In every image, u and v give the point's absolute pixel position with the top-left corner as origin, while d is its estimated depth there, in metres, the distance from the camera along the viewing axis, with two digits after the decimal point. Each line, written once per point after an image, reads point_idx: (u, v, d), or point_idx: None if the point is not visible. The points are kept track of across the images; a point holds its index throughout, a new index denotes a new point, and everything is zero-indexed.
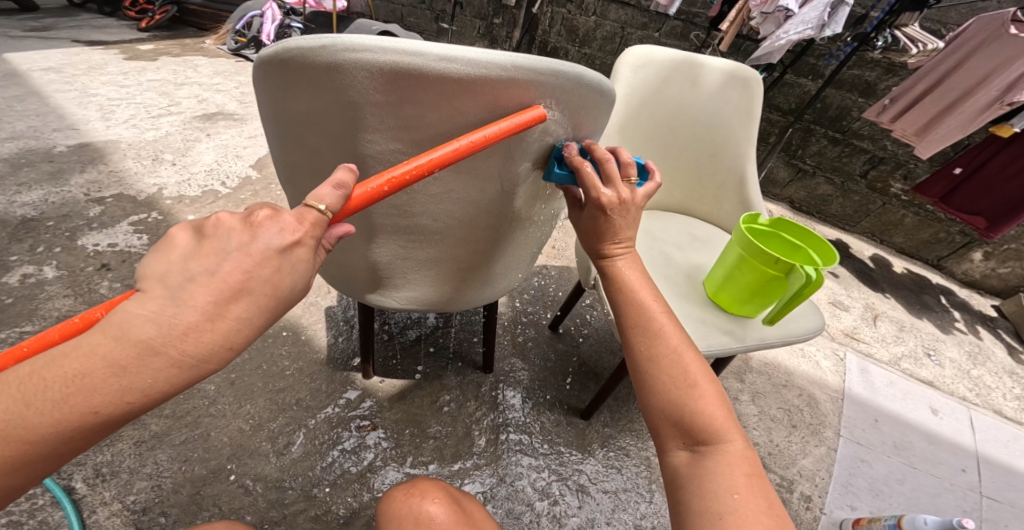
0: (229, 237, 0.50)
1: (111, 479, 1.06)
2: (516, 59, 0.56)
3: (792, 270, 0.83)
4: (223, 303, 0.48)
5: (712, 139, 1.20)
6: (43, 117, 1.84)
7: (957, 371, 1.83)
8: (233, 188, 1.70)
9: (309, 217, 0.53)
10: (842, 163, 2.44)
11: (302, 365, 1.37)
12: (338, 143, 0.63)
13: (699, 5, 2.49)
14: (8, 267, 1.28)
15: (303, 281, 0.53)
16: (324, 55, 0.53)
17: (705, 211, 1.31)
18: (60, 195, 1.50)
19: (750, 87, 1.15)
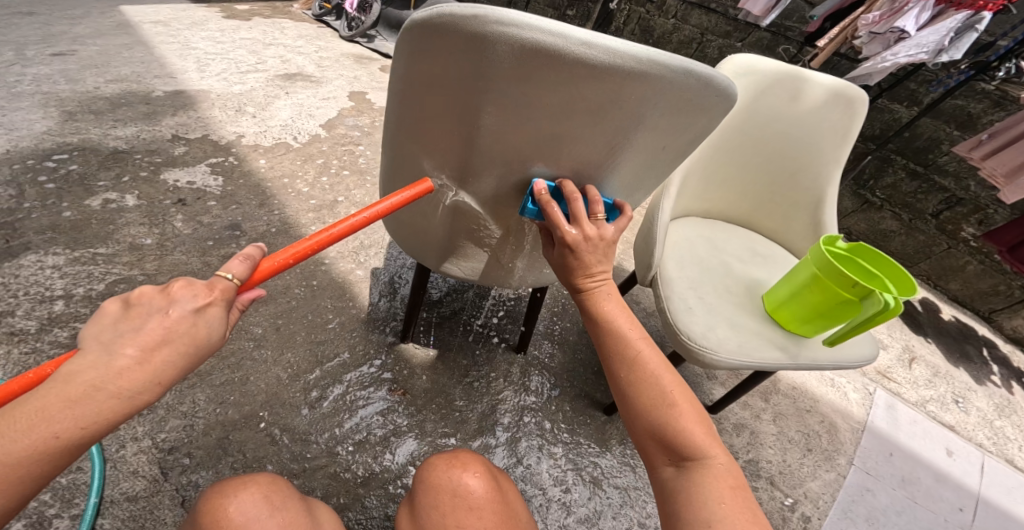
0: (150, 305, 0.55)
1: (147, 415, 1.13)
2: (653, 53, 0.56)
3: (869, 297, 0.79)
4: (147, 353, 0.53)
5: (798, 158, 1.17)
6: (147, 65, 1.98)
7: (980, 420, 1.72)
8: (303, 143, 1.79)
9: (221, 284, 0.60)
10: (915, 200, 2.31)
11: (345, 320, 1.43)
12: (454, 111, 0.64)
13: (795, 19, 2.35)
14: (94, 192, 1.39)
15: (219, 334, 0.59)
16: (472, 24, 0.54)
17: (770, 228, 1.29)
18: (151, 133, 1.62)
19: (853, 110, 1.10)
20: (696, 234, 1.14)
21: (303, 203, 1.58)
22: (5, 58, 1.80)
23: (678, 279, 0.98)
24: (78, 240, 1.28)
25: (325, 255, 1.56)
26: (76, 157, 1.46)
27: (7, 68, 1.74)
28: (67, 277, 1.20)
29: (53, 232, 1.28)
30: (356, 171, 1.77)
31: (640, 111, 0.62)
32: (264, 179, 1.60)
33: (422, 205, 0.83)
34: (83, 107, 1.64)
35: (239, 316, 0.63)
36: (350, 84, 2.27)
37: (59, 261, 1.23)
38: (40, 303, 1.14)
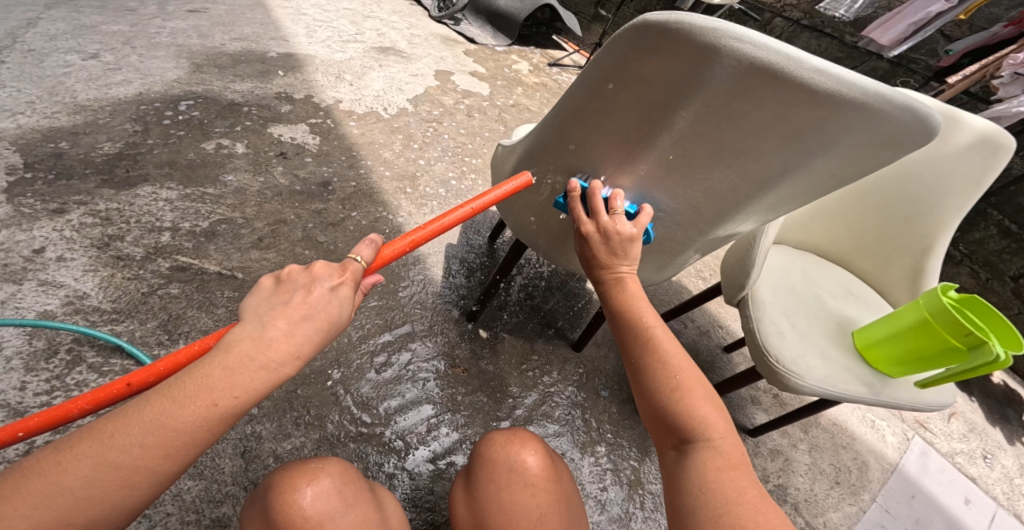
0: (296, 279, 0.62)
1: None
2: (881, 90, 0.56)
3: (979, 347, 0.81)
4: (293, 324, 0.58)
5: (918, 202, 1.14)
6: (265, 26, 2.08)
7: (1002, 477, 1.64)
8: (392, 115, 1.86)
9: (350, 266, 0.67)
10: (999, 260, 2.21)
11: (415, 292, 1.48)
12: (646, 111, 0.66)
13: (924, 51, 2.27)
14: (209, 136, 1.50)
15: (348, 312, 0.64)
16: (709, 34, 0.55)
17: (864, 267, 1.27)
18: (264, 90, 1.71)
19: (995, 158, 1.03)
20: (791, 262, 1.14)
21: (387, 171, 1.65)
22: (148, 10, 1.93)
23: (770, 304, 0.99)
24: (190, 178, 1.39)
25: None
26: (197, 104, 1.57)
27: (150, 20, 1.87)
28: (176, 211, 1.31)
29: (170, 167, 1.39)
30: (438, 150, 1.82)
31: (833, 142, 0.63)
32: (355, 143, 1.68)
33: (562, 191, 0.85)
34: (209, 60, 1.75)
35: (362, 298, 0.70)
36: (438, 64, 2.33)
37: (171, 195, 1.33)
38: (147, 234, 1.24)
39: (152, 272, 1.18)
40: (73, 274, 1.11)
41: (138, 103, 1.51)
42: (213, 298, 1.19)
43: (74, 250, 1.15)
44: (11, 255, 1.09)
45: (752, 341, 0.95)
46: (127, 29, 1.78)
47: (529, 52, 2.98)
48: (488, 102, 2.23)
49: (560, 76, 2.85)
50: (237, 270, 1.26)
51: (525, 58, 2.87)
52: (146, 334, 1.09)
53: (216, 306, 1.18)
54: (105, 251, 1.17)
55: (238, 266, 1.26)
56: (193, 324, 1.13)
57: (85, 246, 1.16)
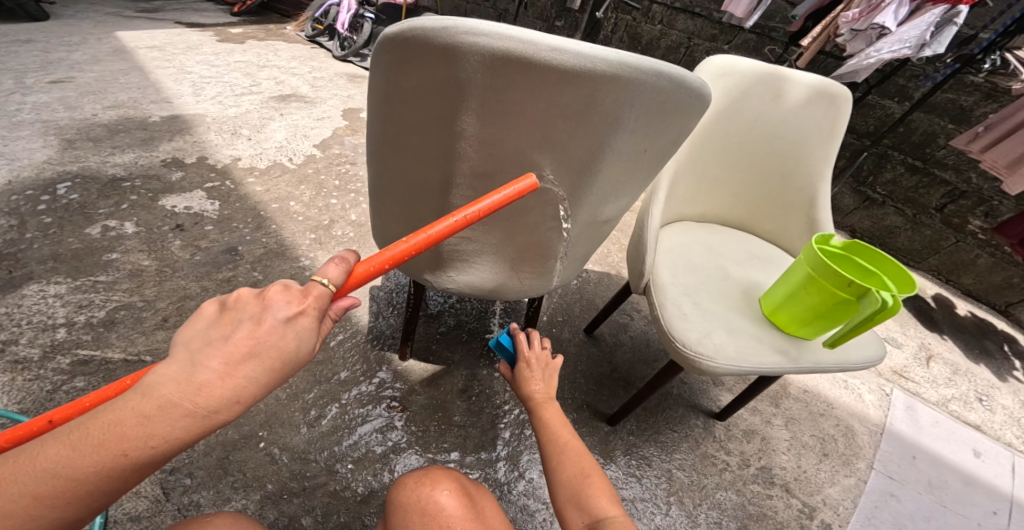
0: (244, 307, 0.54)
1: None
2: (627, 58, 0.58)
3: (866, 294, 0.82)
4: (233, 367, 0.51)
5: (788, 158, 1.21)
6: (142, 90, 2.14)
7: (1008, 418, 1.68)
8: (298, 164, 1.84)
9: (315, 290, 0.58)
10: (918, 194, 2.34)
11: (343, 340, 1.42)
12: (434, 125, 0.66)
13: (778, 19, 2.32)
14: (93, 220, 1.44)
15: (307, 348, 0.56)
16: (445, 34, 0.57)
17: (764, 229, 1.32)
18: (148, 160, 1.73)
19: (837, 105, 1.15)
20: (689, 242, 1.18)
21: (297, 223, 1.60)
22: (6, 86, 1.97)
23: (670, 286, 1.02)
24: (78, 268, 1.30)
25: None
26: (76, 186, 1.53)
27: (9, 98, 1.90)
28: (69, 304, 1.22)
29: (54, 261, 1.30)
30: (353, 191, 1.79)
31: (615, 119, 0.63)
32: (259, 202, 1.64)
33: (409, 223, 0.85)
34: (81, 134, 1.77)
35: (330, 326, 0.61)
36: (343, 103, 2.33)
37: (61, 289, 1.24)
38: (42, 332, 1.15)
39: (54, 370, 1.09)
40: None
41: (9, 194, 1.45)
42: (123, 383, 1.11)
43: None
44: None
45: (661, 330, 0.96)
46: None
47: None
48: None
49: None
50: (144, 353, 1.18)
51: None
52: None
53: None
54: (3, 357, 1.10)
55: (145, 350, 1.18)
56: None
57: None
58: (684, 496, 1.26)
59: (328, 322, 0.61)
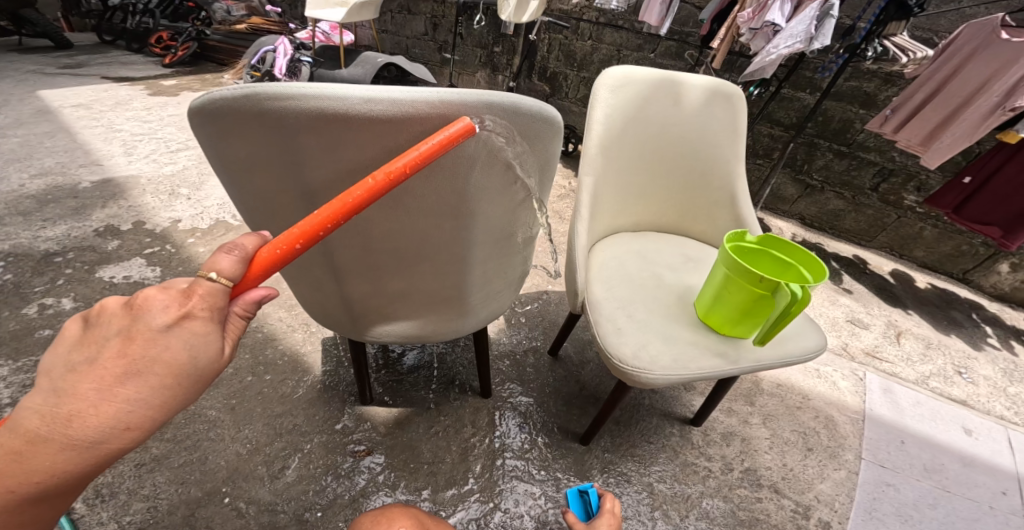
0: (110, 322, 0.53)
1: (109, 500, 1.09)
2: (439, 94, 0.63)
3: (779, 291, 0.93)
4: (108, 388, 0.50)
5: (701, 158, 1.30)
6: (70, 153, 2.07)
7: (992, 389, 1.79)
8: (242, 220, 1.90)
9: (202, 288, 0.55)
10: (851, 177, 2.51)
11: (301, 391, 1.39)
12: (286, 188, 0.70)
13: (692, 24, 2.49)
14: (29, 300, 1.43)
15: (202, 354, 0.54)
16: (251, 103, 0.61)
17: (695, 227, 1.40)
18: (81, 230, 1.70)
19: (733, 102, 1.26)
20: (625, 255, 1.28)
21: None
22: None
23: (605, 301, 1.12)
24: (18, 350, 1.29)
25: (274, 331, 1.55)
26: (9, 265, 1.52)
27: None
28: (14, 387, 1.21)
29: None
30: None
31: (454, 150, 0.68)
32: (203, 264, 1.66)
33: (312, 281, 0.88)
34: (9, 208, 1.72)
35: (240, 325, 0.58)
36: None
37: (2, 372, 1.23)
38: None
39: None
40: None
41: None
42: None
43: None
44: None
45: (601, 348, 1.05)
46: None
47: None
48: None
49: None
50: None
51: None
52: None
53: None
54: None
55: None
56: None
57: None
58: (668, 509, 1.28)
59: (240, 320, 0.59)
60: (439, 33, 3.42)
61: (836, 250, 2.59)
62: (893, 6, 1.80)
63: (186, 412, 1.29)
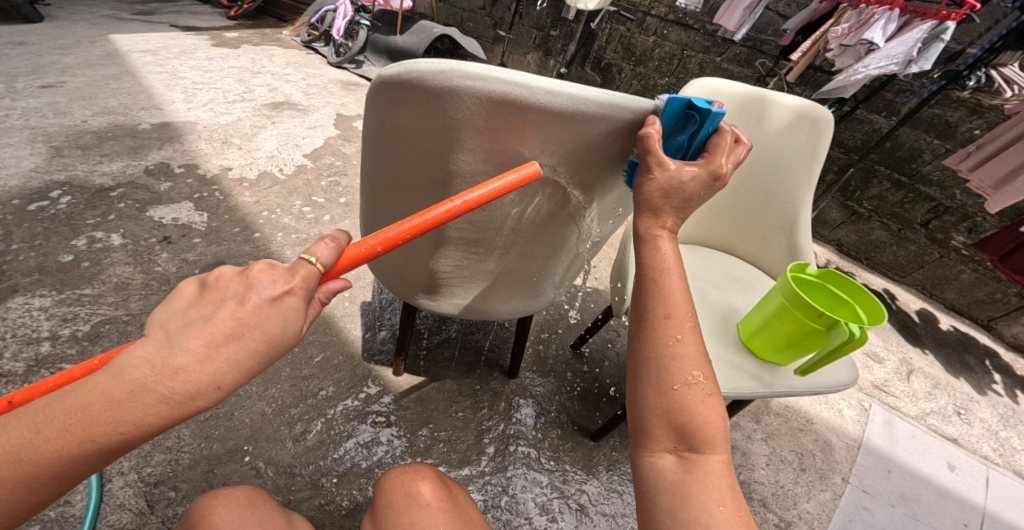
0: (226, 287, 0.54)
1: (131, 450, 1.13)
2: (615, 99, 0.61)
3: (835, 326, 0.91)
4: (215, 346, 0.51)
5: (770, 180, 1.24)
6: (133, 96, 2.11)
7: (984, 431, 1.72)
8: (288, 175, 1.95)
9: (302, 269, 0.57)
10: (902, 209, 2.40)
11: (330, 355, 1.42)
12: (430, 159, 0.69)
13: (769, 32, 2.39)
14: (80, 232, 1.48)
15: (293, 328, 0.56)
16: (442, 78, 0.59)
17: (746, 249, 1.36)
18: (136, 169, 1.76)
19: (820, 128, 1.16)
20: None
21: (286, 237, 1.67)
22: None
23: None
24: (64, 281, 1.34)
25: None
26: (68, 193, 1.59)
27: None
28: (54, 318, 1.24)
29: (39, 273, 1.34)
30: (342, 206, 1.89)
31: (604, 151, 0.68)
32: (248, 213, 1.72)
33: (406, 247, 0.88)
34: (69, 141, 1.77)
35: (320, 309, 0.61)
36: (336, 111, 2.45)
37: (45, 302, 1.28)
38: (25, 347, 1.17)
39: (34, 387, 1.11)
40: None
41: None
42: None
43: None
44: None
45: None
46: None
47: None
48: None
49: None
50: None
51: None
52: None
53: None
54: None
55: None
56: None
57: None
58: None
59: (316, 304, 0.61)
60: (496, 9, 3.38)
61: (866, 281, 2.50)
62: (1014, 35, 1.79)
63: None
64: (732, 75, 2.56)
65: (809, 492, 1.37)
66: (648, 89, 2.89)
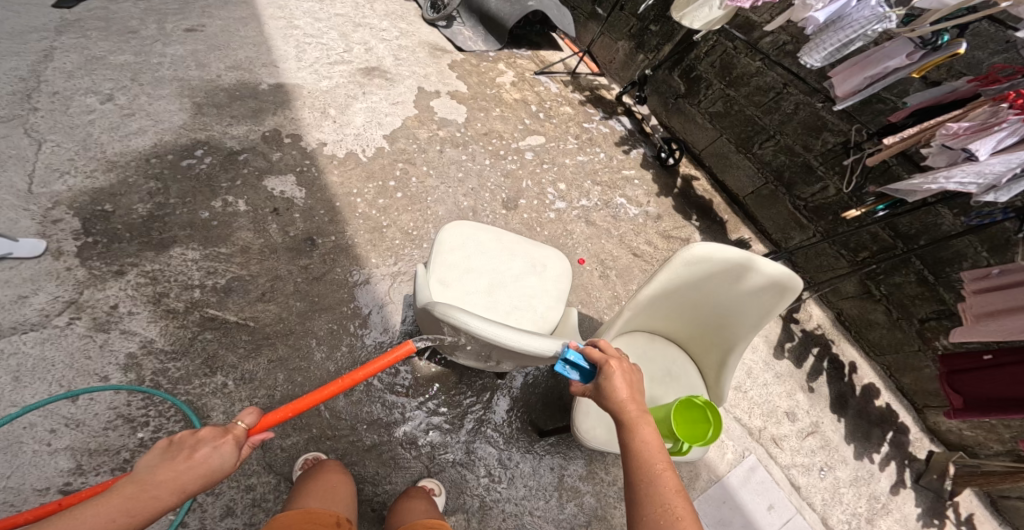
0: (186, 439, 1.01)
1: (251, 381, 1.69)
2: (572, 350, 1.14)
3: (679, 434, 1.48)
4: (185, 467, 0.97)
5: (731, 317, 1.53)
6: (258, 48, 2.47)
7: (828, 486, 2.36)
8: (369, 157, 2.35)
9: (233, 430, 1.06)
10: (912, 303, 2.52)
11: (379, 333, 1.92)
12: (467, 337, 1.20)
13: (894, 93, 2.10)
14: (218, 194, 2.00)
15: (226, 460, 1.03)
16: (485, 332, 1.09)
17: (697, 346, 1.72)
18: (257, 134, 2.21)
19: (783, 296, 1.43)
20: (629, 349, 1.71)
21: (360, 222, 2.14)
22: (151, 33, 2.34)
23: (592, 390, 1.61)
24: (208, 238, 1.89)
25: (371, 275, 2.03)
26: (208, 151, 2.08)
27: (154, 47, 2.29)
28: (201, 270, 1.83)
29: (190, 229, 1.89)
30: (405, 197, 2.29)
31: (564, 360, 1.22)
32: (335, 194, 2.18)
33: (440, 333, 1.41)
34: (207, 98, 2.20)
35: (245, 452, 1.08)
36: (419, 85, 2.72)
37: (197, 255, 1.85)
38: (184, 290, 1.77)
39: (192, 321, 1.73)
40: (140, 324, 1.68)
41: (159, 154, 2.00)
42: (235, 341, 1.74)
43: (138, 305, 1.70)
44: (97, 310, 1.65)
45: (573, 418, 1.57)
46: (131, 59, 2.20)
47: (519, 56, 3.13)
48: (461, 132, 2.61)
49: (544, 86, 3.01)
50: (246, 315, 1.80)
51: (512, 66, 3.04)
52: (196, 370, 1.66)
53: (238, 346, 1.74)
54: (160, 305, 1.72)
55: (250, 315, 1.80)
56: (226, 359, 1.71)
57: (144, 301, 1.71)
58: (567, 492, 1.90)
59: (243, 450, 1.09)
60: None
61: (840, 351, 2.79)
62: None
63: (303, 327, 1.84)
64: (828, 126, 2.35)
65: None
66: (730, 113, 2.75)
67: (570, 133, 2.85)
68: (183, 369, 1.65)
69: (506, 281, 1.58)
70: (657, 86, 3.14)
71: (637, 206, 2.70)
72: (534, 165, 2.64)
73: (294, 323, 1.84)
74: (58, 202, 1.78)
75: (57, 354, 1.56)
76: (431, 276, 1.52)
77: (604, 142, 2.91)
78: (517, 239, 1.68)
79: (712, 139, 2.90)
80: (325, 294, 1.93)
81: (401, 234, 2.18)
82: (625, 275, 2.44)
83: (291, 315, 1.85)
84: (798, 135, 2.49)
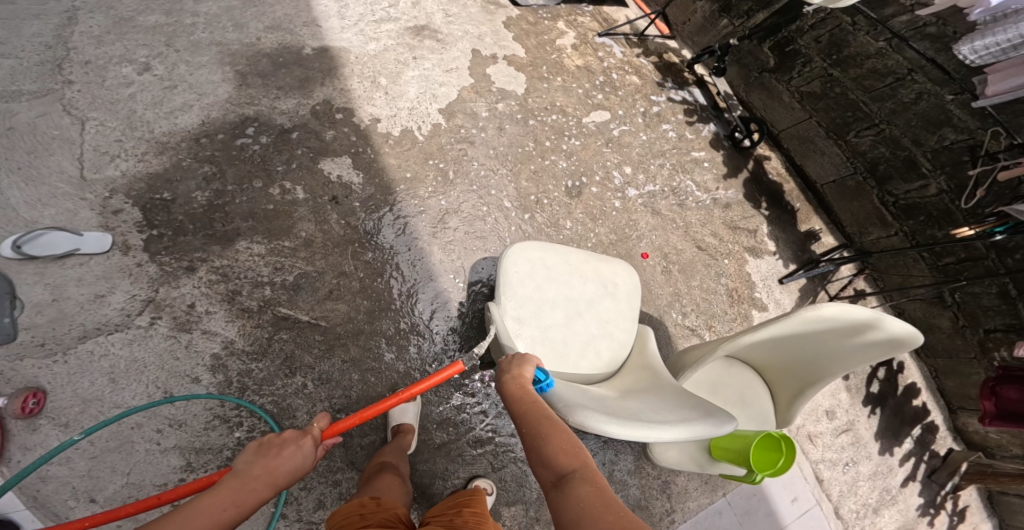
0: (275, 439, 1.10)
1: (329, 382, 1.71)
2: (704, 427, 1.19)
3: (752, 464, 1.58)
4: (275, 462, 1.04)
5: (828, 362, 1.61)
6: (296, 3, 2.21)
7: (849, 480, 2.55)
8: (425, 135, 2.17)
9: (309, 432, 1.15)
10: (982, 314, 2.43)
11: (448, 333, 1.92)
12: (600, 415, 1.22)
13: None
14: (274, 179, 1.87)
15: (307, 459, 1.11)
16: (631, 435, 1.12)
17: (775, 373, 1.82)
18: (308, 108, 2.03)
19: (891, 353, 1.51)
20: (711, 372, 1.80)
21: (422, 212, 2.03)
22: None
23: None
24: (272, 230, 1.80)
25: (433, 271, 1.96)
26: (259, 130, 1.93)
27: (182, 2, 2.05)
28: (269, 265, 1.76)
29: (253, 219, 1.79)
30: (466, 181, 2.15)
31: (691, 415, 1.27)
32: (393, 180, 2.04)
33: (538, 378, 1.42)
34: (251, 66, 2.01)
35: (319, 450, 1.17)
36: (473, 47, 2.45)
37: (262, 249, 1.76)
38: (255, 287, 1.72)
39: (265, 321, 1.70)
40: (219, 324, 1.65)
41: (208, 133, 1.86)
42: (310, 342, 1.72)
43: (214, 304, 1.66)
44: (175, 309, 1.62)
45: None
46: (163, 20, 1.99)
47: (581, 13, 2.81)
48: (521, 105, 2.40)
49: (607, 51, 2.75)
50: (313, 314, 1.75)
51: (573, 26, 2.74)
52: (277, 371, 1.67)
53: (313, 346, 1.72)
54: (234, 304, 1.68)
55: (321, 315, 1.76)
56: (302, 360, 1.70)
57: (218, 300, 1.66)
58: None
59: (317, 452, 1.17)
60: None
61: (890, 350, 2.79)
62: None
63: (370, 325, 1.81)
64: (952, 121, 2.15)
65: (698, 496, 2.26)
66: (828, 94, 2.53)
67: (637, 107, 2.63)
68: (265, 372, 1.65)
69: (582, 306, 1.57)
70: (738, 55, 2.87)
71: (706, 194, 2.56)
72: (599, 144, 2.46)
73: (363, 322, 1.80)
74: (114, 189, 1.69)
75: (147, 354, 1.56)
76: (505, 315, 1.46)
77: (674, 118, 2.68)
78: (584, 257, 1.60)
79: (797, 121, 2.69)
80: (394, 292, 1.88)
81: (462, 224, 2.07)
82: (687, 270, 2.38)
83: (359, 313, 1.81)
84: (909, 127, 2.29)
